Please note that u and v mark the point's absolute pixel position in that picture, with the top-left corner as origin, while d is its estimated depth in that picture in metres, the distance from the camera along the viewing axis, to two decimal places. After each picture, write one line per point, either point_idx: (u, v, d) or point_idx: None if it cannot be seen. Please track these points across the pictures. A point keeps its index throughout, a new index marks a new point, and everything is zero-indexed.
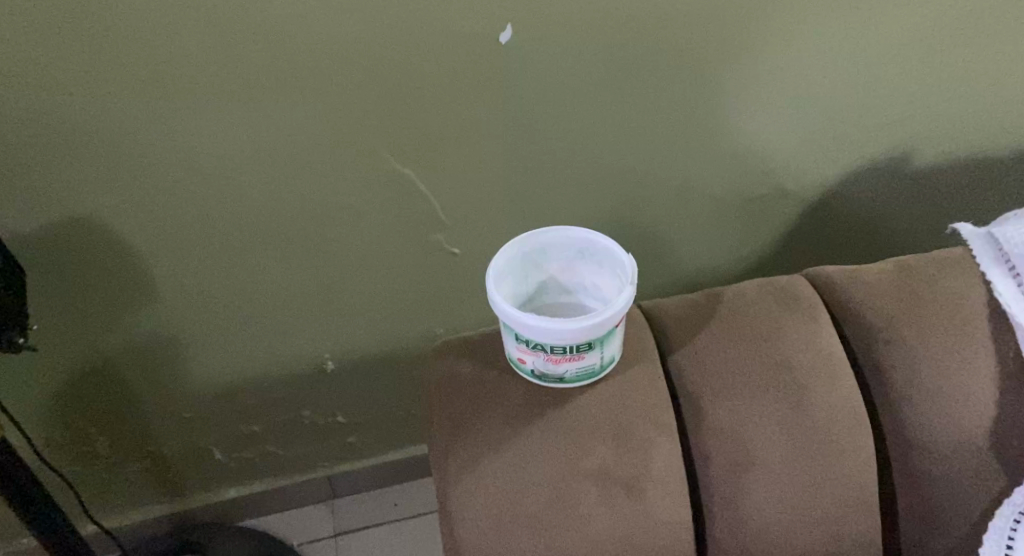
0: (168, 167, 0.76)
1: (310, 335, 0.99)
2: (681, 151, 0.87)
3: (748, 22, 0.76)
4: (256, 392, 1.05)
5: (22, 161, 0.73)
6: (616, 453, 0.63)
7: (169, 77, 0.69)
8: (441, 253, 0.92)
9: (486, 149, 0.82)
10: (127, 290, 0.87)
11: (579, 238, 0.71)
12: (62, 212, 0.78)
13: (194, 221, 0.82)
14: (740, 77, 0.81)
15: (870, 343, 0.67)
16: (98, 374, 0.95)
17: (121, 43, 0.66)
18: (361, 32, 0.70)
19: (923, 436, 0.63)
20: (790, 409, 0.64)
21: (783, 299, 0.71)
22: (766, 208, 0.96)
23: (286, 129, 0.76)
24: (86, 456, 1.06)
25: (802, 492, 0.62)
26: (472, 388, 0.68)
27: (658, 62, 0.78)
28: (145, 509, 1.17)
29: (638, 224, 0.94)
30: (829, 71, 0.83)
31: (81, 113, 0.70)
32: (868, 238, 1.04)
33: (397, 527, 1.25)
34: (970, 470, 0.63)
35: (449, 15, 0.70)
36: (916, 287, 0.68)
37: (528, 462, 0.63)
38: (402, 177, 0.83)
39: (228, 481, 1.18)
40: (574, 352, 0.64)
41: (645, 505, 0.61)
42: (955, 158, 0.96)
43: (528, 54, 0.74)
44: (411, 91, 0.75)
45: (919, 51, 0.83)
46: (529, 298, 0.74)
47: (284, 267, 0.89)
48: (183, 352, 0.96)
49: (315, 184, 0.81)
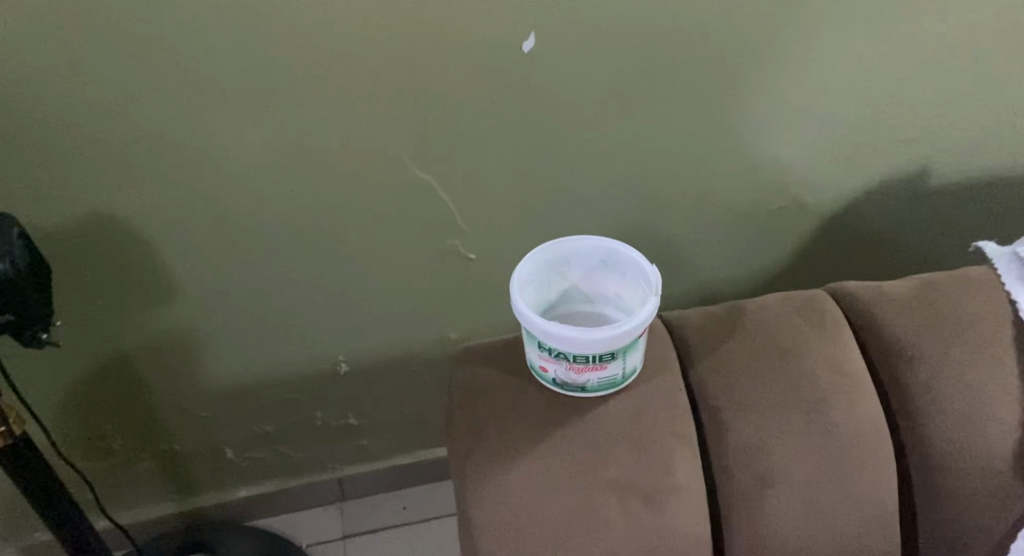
0: (192, 168, 0.77)
1: (325, 337, 0.99)
2: (701, 162, 0.87)
3: (770, 33, 0.76)
4: (270, 392, 1.05)
5: (51, 160, 0.74)
6: (636, 464, 0.63)
7: (194, 78, 0.70)
8: (458, 259, 0.93)
9: (505, 155, 0.82)
10: (150, 288, 0.88)
11: (603, 248, 0.71)
12: (89, 210, 0.78)
13: (216, 222, 0.82)
14: (760, 89, 0.81)
15: (892, 360, 0.67)
16: (116, 370, 0.96)
17: (151, 44, 0.67)
18: (386, 37, 0.70)
19: (945, 455, 0.63)
20: (812, 425, 0.64)
21: (805, 314, 0.71)
22: (783, 221, 0.96)
23: (309, 132, 0.76)
24: (101, 452, 1.06)
25: (823, 507, 0.62)
26: (493, 395, 0.69)
27: (680, 73, 0.78)
28: (157, 505, 1.17)
29: (656, 234, 0.94)
30: (852, 84, 0.83)
31: (111, 112, 0.71)
32: (883, 254, 1.03)
33: (405, 531, 1.25)
34: (993, 490, 0.63)
35: (473, 21, 0.70)
36: (941, 305, 0.68)
37: (548, 470, 0.63)
38: (421, 182, 0.83)
39: (239, 481, 1.18)
40: (596, 361, 0.64)
41: (665, 517, 0.61)
42: (974, 175, 0.96)
43: (551, 62, 0.75)
44: (432, 96, 0.75)
45: (939, 66, 0.83)
46: (551, 306, 0.74)
47: (302, 267, 0.89)
48: (200, 351, 0.97)
49: (335, 187, 0.82)
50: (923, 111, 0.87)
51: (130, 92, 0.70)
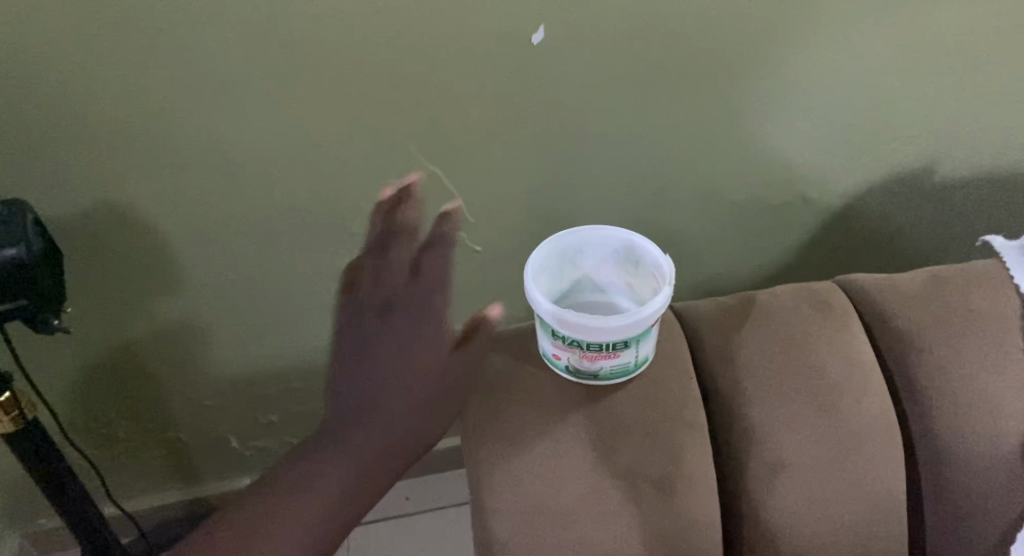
0: (203, 157, 0.77)
1: (331, 327, 1.00)
2: (706, 156, 0.88)
3: (774, 26, 0.77)
4: (276, 382, 1.06)
5: (63, 149, 0.74)
6: (646, 452, 0.64)
7: (207, 68, 0.70)
8: (465, 251, 0.93)
9: (513, 148, 0.83)
10: (159, 277, 0.88)
11: (617, 238, 0.72)
12: (102, 200, 0.79)
13: (225, 211, 0.83)
14: (769, 83, 0.82)
15: (901, 352, 0.67)
16: (124, 359, 0.96)
17: (163, 34, 0.67)
18: (397, 26, 0.70)
19: (953, 446, 0.64)
20: (821, 414, 0.65)
21: (816, 305, 0.71)
22: (787, 216, 0.97)
23: (320, 122, 0.77)
24: (108, 439, 1.07)
25: (831, 495, 0.63)
26: (504, 384, 0.69)
27: (689, 66, 0.79)
28: (161, 494, 1.18)
29: (662, 226, 0.95)
30: (857, 79, 0.83)
31: (124, 102, 0.71)
32: (885, 249, 1.04)
33: (408, 521, 1.25)
34: (999, 480, 0.64)
35: (485, 11, 0.71)
36: (950, 298, 0.69)
37: (560, 458, 0.64)
38: (431, 174, 0.84)
39: (243, 470, 1.19)
40: (609, 350, 0.65)
41: (675, 504, 0.62)
42: (977, 170, 0.96)
43: (560, 55, 0.75)
44: (443, 88, 0.76)
45: (942, 62, 0.84)
46: (564, 295, 0.75)
47: (309, 257, 0.90)
48: (208, 339, 0.97)
49: (344, 177, 0.82)
50: (925, 108, 0.88)
51: (144, 81, 0.70)
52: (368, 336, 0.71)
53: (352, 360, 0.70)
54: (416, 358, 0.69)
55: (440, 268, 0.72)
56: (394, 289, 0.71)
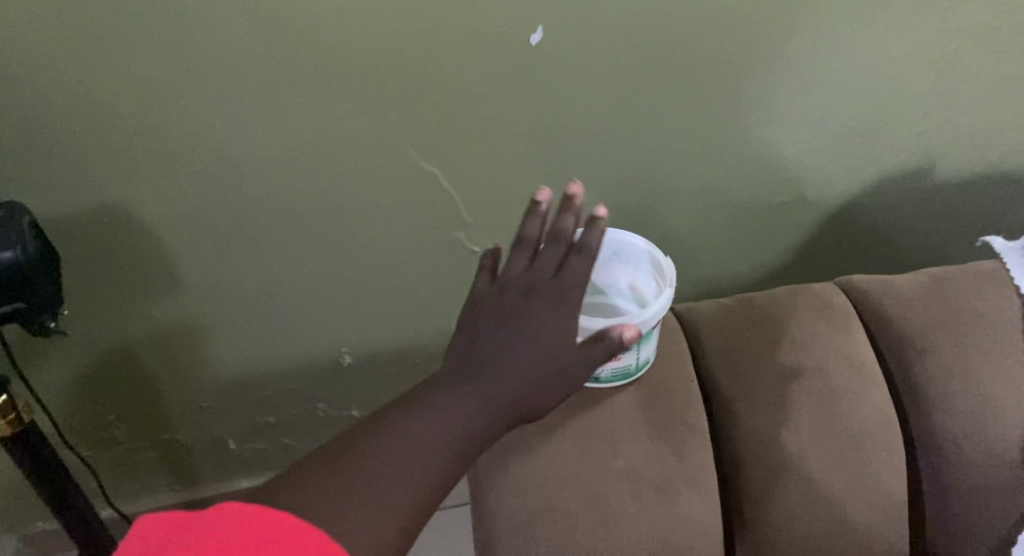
0: (200, 158, 0.77)
1: (329, 328, 0.99)
2: (705, 156, 0.88)
3: (773, 26, 0.77)
4: (274, 384, 1.05)
5: (59, 151, 0.73)
6: (647, 454, 0.64)
7: (204, 69, 0.70)
8: (463, 252, 0.93)
9: (512, 149, 0.83)
10: (156, 279, 0.87)
11: (617, 241, 0.73)
12: (98, 202, 0.78)
13: (223, 213, 0.82)
14: (768, 83, 0.82)
15: (902, 353, 0.67)
16: (121, 361, 0.96)
17: (159, 34, 0.67)
18: (395, 27, 0.70)
19: (953, 448, 0.64)
20: (821, 416, 0.65)
21: (816, 307, 0.71)
22: (786, 216, 0.97)
23: (317, 123, 0.76)
24: (105, 441, 1.06)
25: (832, 497, 0.63)
26: None
27: (689, 65, 0.78)
28: (158, 496, 1.17)
29: (661, 226, 0.95)
30: (855, 80, 0.83)
31: (120, 103, 0.71)
32: (883, 249, 1.04)
33: None
34: (1000, 481, 0.64)
35: (483, 12, 0.70)
36: (950, 299, 0.69)
37: (561, 461, 0.64)
38: (429, 175, 0.83)
39: (241, 471, 1.19)
40: (611, 352, 0.66)
41: (676, 506, 0.62)
42: (975, 170, 0.96)
43: (558, 55, 0.75)
44: (441, 89, 0.76)
45: (940, 62, 0.84)
46: None
47: (307, 259, 0.89)
48: (205, 341, 0.97)
49: (342, 178, 0.82)
50: (924, 108, 0.88)
51: (140, 82, 0.70)
52: (508, 323, 0.64)
53: (483, 340, 0.64)
54: (551, 358, 0.63)
55: (584, 275, 0.65)
56: (528, 272, 0.65)
